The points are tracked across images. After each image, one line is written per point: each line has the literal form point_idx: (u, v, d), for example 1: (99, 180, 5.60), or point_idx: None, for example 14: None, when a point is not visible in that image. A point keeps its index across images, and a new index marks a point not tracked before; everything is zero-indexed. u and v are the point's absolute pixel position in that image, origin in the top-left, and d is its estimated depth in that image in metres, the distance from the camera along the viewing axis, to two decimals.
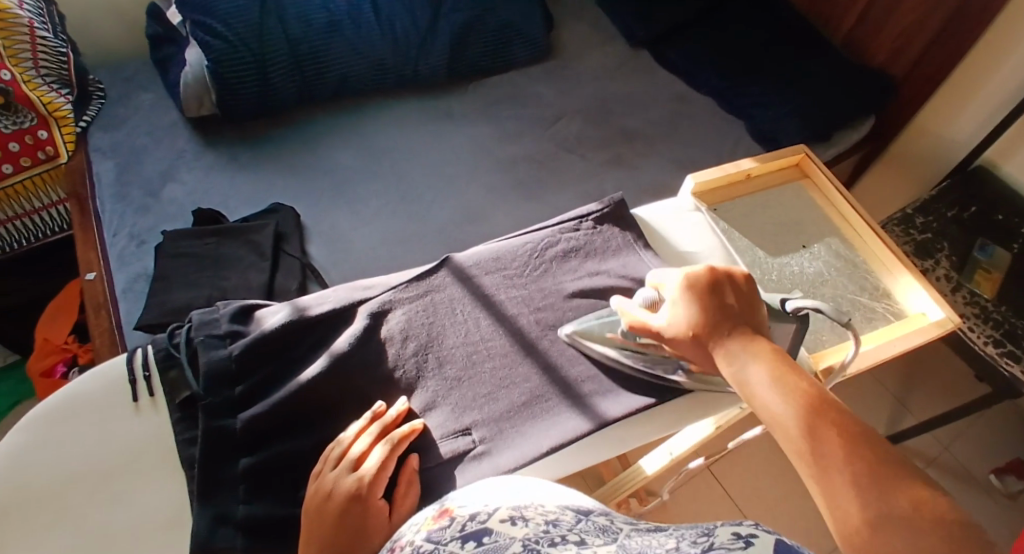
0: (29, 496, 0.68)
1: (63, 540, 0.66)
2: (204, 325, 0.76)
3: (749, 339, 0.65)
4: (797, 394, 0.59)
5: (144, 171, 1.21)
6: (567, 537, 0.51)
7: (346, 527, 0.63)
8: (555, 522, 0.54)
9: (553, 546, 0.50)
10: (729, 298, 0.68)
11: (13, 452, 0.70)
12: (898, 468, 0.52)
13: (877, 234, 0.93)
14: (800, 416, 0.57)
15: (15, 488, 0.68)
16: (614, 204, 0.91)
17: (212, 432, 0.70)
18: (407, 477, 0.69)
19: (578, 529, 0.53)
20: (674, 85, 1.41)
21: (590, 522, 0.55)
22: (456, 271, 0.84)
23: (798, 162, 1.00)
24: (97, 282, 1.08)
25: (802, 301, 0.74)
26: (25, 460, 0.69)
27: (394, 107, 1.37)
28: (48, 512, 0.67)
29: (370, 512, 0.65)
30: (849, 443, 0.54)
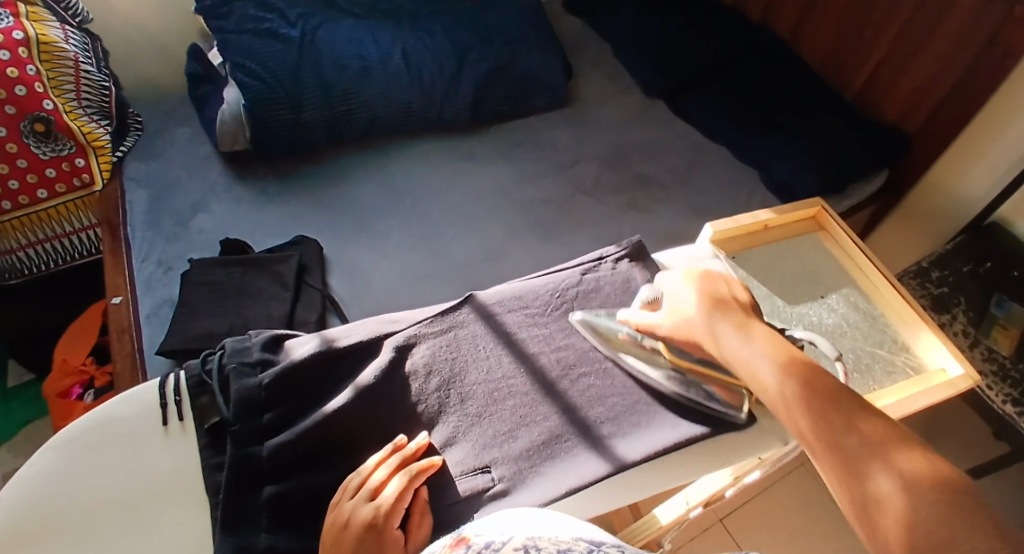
0: (53, 515, 0.68)
1: None
2: (237, 352, 0.77)
3: (743, 318, 0.71)
4: (776, 358, 0.64)
5: (176, 201, 1.24)
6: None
7: None
8: (567, 551, 0.54)
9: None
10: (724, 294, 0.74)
11: (41, 471, 0.71)
12: (865, 416, 0.58)
13: (896, 287, 0.94)
14: (779, 378, 0.63)
15: (41, 507, 0.69)
16: (634, 248, 0.93)
17: (238, 460, 0.71)
18: (420, 509, 0.69)
19: None
20: (691, 135, 1.44)
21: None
22: (479, 308, 0.86)
23: (815, 214, 1.02)
24: (122, 307, 1.10)
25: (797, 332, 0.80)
26: (52, 480, 0.70)
27: (418, 148, 1.40)
28: (72, 532, 0.68)
29: (386, 542, 0.65)
30: (825, 394, 0.60)
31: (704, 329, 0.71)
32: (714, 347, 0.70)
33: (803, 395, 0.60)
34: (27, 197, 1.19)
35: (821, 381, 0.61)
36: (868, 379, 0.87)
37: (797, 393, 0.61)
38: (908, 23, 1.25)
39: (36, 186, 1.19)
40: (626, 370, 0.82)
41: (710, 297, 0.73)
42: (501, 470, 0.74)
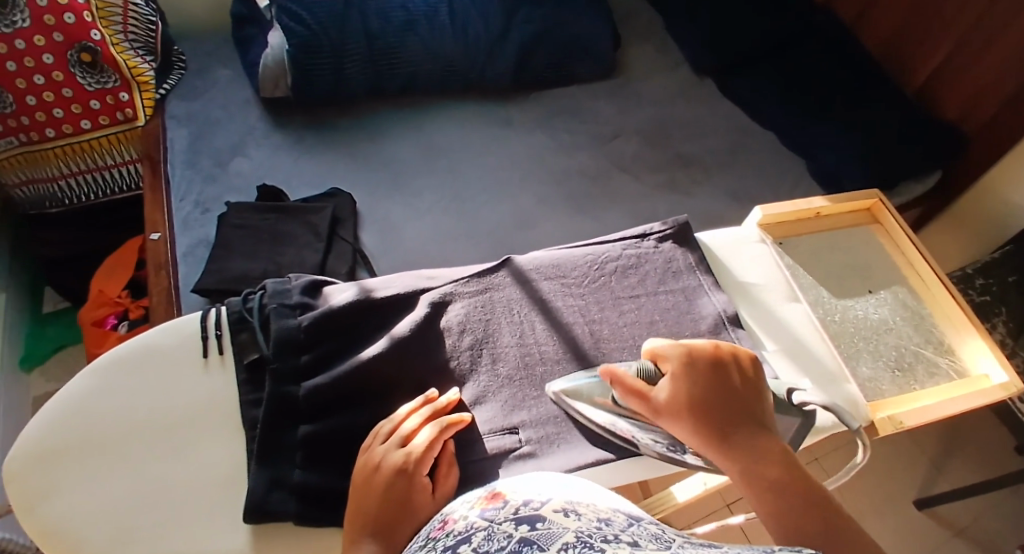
0: (87, 436, 0.69)
1: (115, 482, 0.67)
2: (277, 293, 0.75)
3: (744, 408, 0.66)
4: (758, 447, 0.64)
5: (216, 143, 1.25)
6: (620, 536, 0.51)
7: (390, 501, 0.63)
8: (607, 520, 0.54)
9: (607, 540, 0.49)
10: (733, 379, 0.68)
11: (79, 392, 0.71)
12: (808, 495, 0.60)
13: (947, 285, 0.90)
14: (758, 463, 0.62)
15: (76, 427, 0.70)
16: (678, 226, 0.91)
17: (276, 398, 0.70)
18: (447, 461, 0.69)
19: (631, 531, 0.53)
20: (737, 117, 1.41)
21: (643, 528, 0.54)
22: (517, 272, 0.85)
23: (871, 207, 0.98)
24: (160, 244, 1.12)
25: (808, 395, 0.74)
26: (89, 401, 0.71)
27: (457, 108, 1.38)
28: (106, 451, 0.69)
29: (414, 489, 0.64)
30: (782, 473, 0.62)
31: (700, 408, 0.66)
32: (703, 429, 0.65)
33: (773, 478, 0.61)
34: (70, 127, 1.19)
35: (793, 473, 0.62)
36: (909, 378, 0.85)
37: (759, 469, 0.62)
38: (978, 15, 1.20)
39: (79, 117, 1.19)
40: None
41: (712, 382, 0.67)
42: (533, 431, 0.74)
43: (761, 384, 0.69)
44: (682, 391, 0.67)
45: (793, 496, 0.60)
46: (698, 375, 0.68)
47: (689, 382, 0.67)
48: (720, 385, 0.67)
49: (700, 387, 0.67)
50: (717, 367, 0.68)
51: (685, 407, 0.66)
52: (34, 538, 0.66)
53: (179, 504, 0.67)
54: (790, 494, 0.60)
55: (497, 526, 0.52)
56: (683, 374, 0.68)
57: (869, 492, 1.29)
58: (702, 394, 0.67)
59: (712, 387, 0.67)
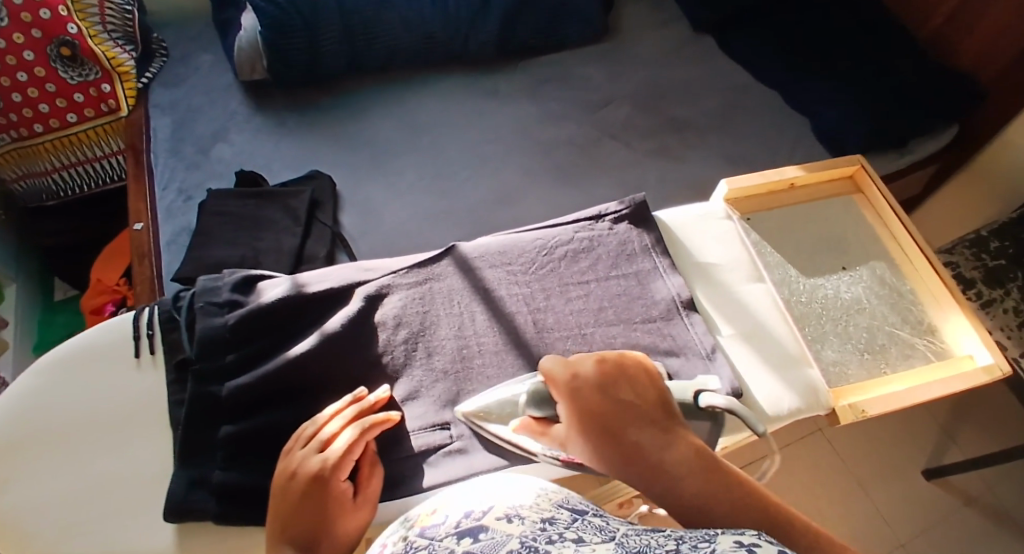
0: (29, 436, 0.71)
1: (55, 480, 0.69)
2: (206, 292, 0.76)
3: (636, 418, 0.61)
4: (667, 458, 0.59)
5: (198, 129, 1.25)
6: (565, 536, 0.50)
7: (308, 511, 0.62)
8: (550, 520, 0.53)
9: (552, 544, 0.48)
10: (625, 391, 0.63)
11: (22, 394, 0.74)
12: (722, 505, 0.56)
13: (931, 263, 0.84)
14: (672, 480, 0.58)
15: (21, 427, 0.72)
16: (636, 205, 0.86)
17: (197, 398, 0.71)
18: (367, 465, 0.69)
19: (575, 527, 0.52)
20: (735, 75, 1.33)
21: (586, 522, 0.53)
22: (461, 260, 0.82)
23: (853, 173, 0.91)
24: (143, 234, 1.16)
25: (717, 398, 0.67)
26: (32, 402, 0.73)
27: (439, 81, 1.34)
28: (47, 451, 0.71)
29: (334, 496, 0.64)
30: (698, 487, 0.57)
31: (592, 429, 0.61)
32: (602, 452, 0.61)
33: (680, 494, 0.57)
34: (57, 121, 1.21)
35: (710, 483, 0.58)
36: (880, 362, 0.79)
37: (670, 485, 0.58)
38: None
39: (65, 110, 1.21)
40: (607, 338, 0.78)
41: (602, 393, 0.63)
42: (464, 429, 0.73)
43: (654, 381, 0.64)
44: (578, 419, 0.62)
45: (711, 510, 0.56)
46: (589, 396, 0.63)
47: (580, 402, 0.63)
48: (610, 398, 0.62)
49: (592, 405, 0.62)
50: (607, 379, 0.63)
51: (578, 434, 0.62)
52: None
53: (114, 500, 0.69)
54: (712, 498, 0.57)
55: (439, 543, 0.51)
56: (571, 399, 0.63)
57: (876, 469, 1.22)
58: (595, 413, 0.62)
59: (605, 405, 0.62)
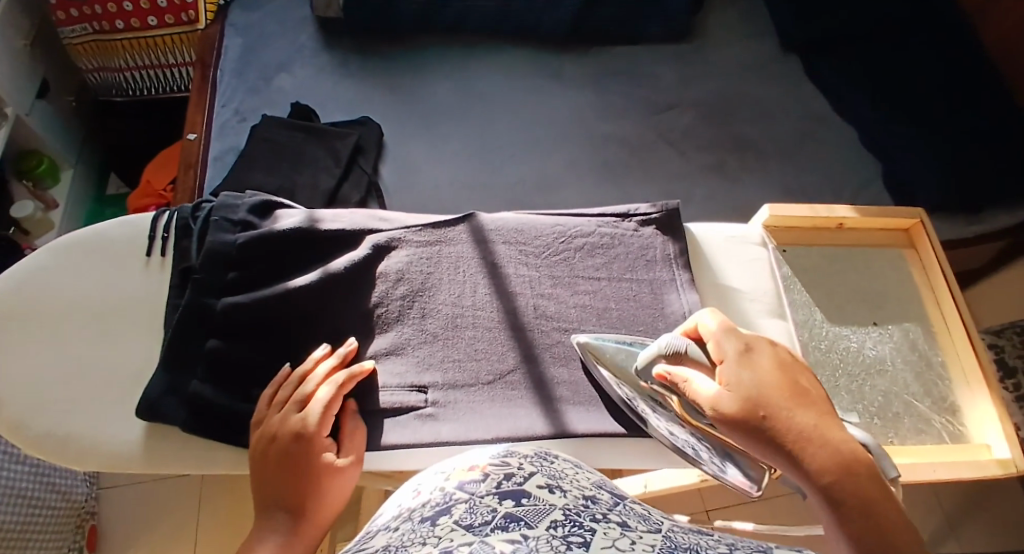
0: (30, 308, 0.72)
1: (43, 352, 0.71)
2: (224, 207, 0.75)
3: (806, 402, 0.57)
4: (829, 447, 0.54)
5: (265, 54, 1.26)
6: (608, 516, 0.43)
7: (293, 471, 0.62)
8: (592, 498, 0.46)
9: (595, 520, 0.42)
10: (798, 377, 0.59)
11: (30, 268, 0.74)
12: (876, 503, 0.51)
13: (973, 340, 0.76)
14: (830, 468, 0.53)
15: (22, 297, 0.72)
16: (667, 212, 0.83)
17: (192, 307, 0.70)
18: (348, 419, 0.68)
19: (617, 511, 0.44)
20: (814, 102, 1.26)
21: (629, 507, 0.46)
22: (476, 230, 0.80)
23: (910, 228, 0.84)
24: (195, 144, 1.18)
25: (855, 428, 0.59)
26: (38, 278, 0.73)
27: (510, 52, 1.33)
28: (42, 326, 0.72)
29: (316, 456, 0.64)
30: (854, 482, 0.52)
31: (755, 398, 0.56)
32: (759, 418, 0.55)
33: (840, 480, 0.52)
34: (138, 21, 1.25)
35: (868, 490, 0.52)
36: (888, 430, 0.73)
37: (824, 470, 0.53)
38: None
39: (147, 13, 1.25)
40: None
41: (763, 367, 0.59)
42: (441, 399, 0.71)
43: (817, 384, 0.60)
44: (743, 390, 0.57)
45: (864, 510, 0.50)
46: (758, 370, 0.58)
47: (749, 369, 0.58)
48: (782, 373, 0.58)
49: (764, 373, 0.58)
50: (781, 361, 0.60)
51: (737, 394, 0.57)
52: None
53: (97, 387, 0.70)
54: (870, 506, 0.51)
55: (481, 498, 0.44)
56: (745, 361, 0.59)
57: None
58: (764, 382, 0.57)
59: (771, 378, 0.57)
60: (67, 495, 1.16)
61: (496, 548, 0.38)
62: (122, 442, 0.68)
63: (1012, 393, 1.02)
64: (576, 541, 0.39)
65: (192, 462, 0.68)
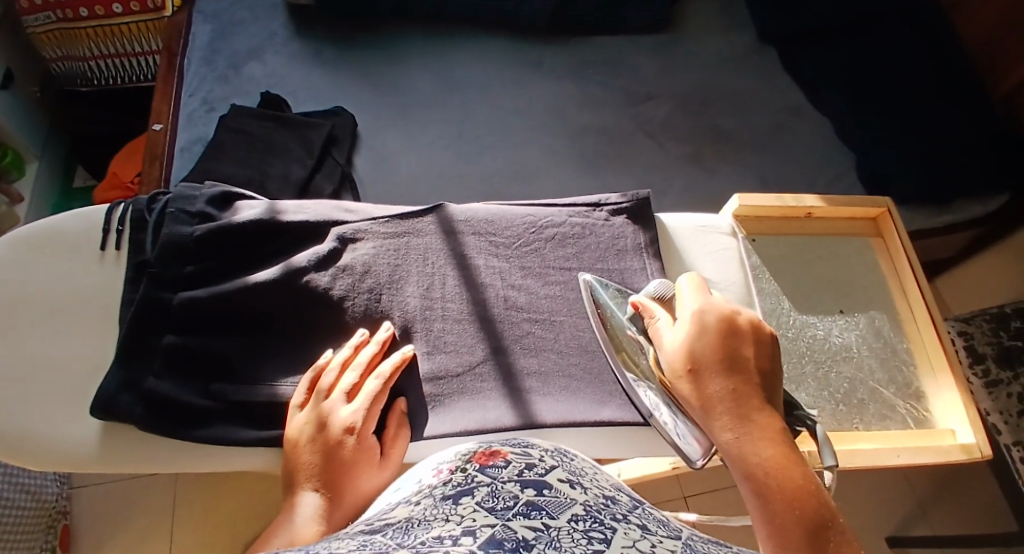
0: None
1: None
2: (181, 198, 0.73)
3: (749, 384, 0.56)
4: (763, 435, 0.54)
5: (234, 43, 1.24)
6: (629, 518, 0.44)
7: (332, 462, 0.62)
8: (611, 498, 0.47)
9: (615, 520, 0.43)
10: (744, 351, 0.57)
11: None
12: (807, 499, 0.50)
13: (936, 326, 0.77)
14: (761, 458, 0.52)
15: None
16: (637, 201, 0.83)
17: (147, 301, 0.69)
18: (396, 420, 0.69)
19: (636, 513, 0.46)
20: (788, 94, 1.27)
21: (646, 512, 0.47)
22: (445, 220, 0.80)
23: (877, 216, 0.84)
24: (160, 135, 1.15)
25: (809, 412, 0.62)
26: None
27: (485, 42, 1.32)
28: None
29: (360, 451, 0.64)
30: (785, 474, 0.51)
31: (702, 372, 0.56)
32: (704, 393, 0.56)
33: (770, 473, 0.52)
34: (102, 8, 1.23)
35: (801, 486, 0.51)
36: (854, 417, 0.74)
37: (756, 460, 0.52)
38: None
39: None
40: (574, 329, 0.76)
41: (720, 343, 0.57)
42: (397, 391, 0.71)
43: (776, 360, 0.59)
44: (690, 354, 0.57)
45: (791, 505, 0.50)
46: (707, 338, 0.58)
47: (699, 342, 0.58)
48: (731, 350, 0.57)
49: (713, 347, 0.57)
50: (732, 334, 0.58)
51: (688, 362, 0.57)
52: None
53: (50, 384, 0.68)
54: (784, 478, 0.51)
55: (502, 485, 0.46)
56: (695, 332, 0.58)
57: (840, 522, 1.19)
58: (711, 359, 0.57)
59: (722, 354, 0.57)
60: (37, 495, 1.13)
61: (519, 533, 0.39)
62: (77, 441, 0.66)
63: (981, 380, 1.04)
64: (598, 539, 0.40)
65: (153, 460, 0.66)
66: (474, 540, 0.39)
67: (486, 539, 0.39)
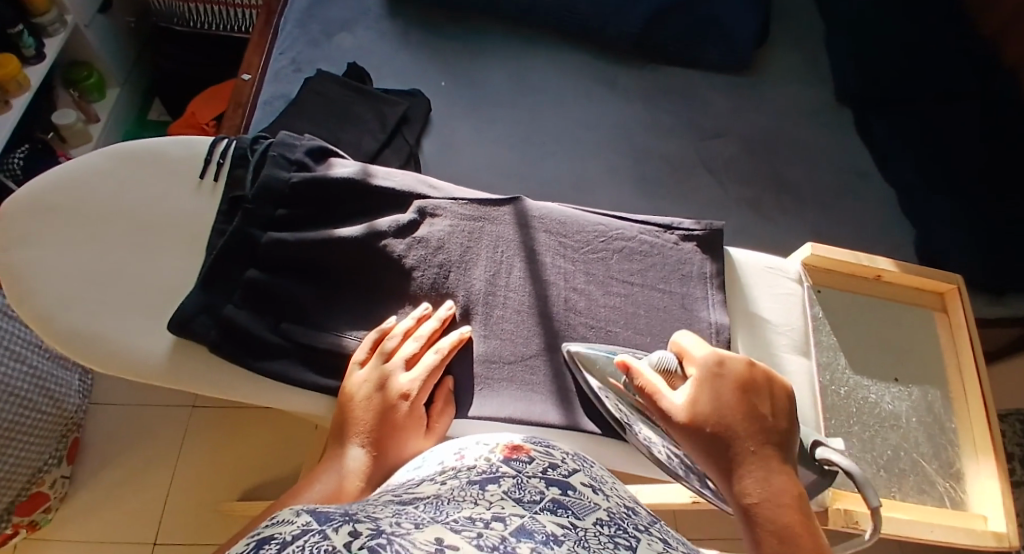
0: (79, 206, 0.73)
1: (84, 252, 0.72)
2: (283, 145, 0.76)
3: (765, 440, 0.54)
4: (776, 490, 0.51)
5: (330, 11, 1.27)
6: (650, 529, 0.43)
7: (382, 425, 0.64)
8: (632, 509, 0.45)
9: (637, 529, 0.41)
10: (764, 407, 0.56)
11: (88, 170, 0.75)
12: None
13: (987, 411, 0.77)
14: (771, 514, 0.50)
15: (75, 195, 0.74)
16: (710, 231, 0.82)
17: (236, 236, 0.71)
18: (444, 396, 0.69)
19: (657, 528, 0.44)
20: (856, 158, 1.26)
21: (666, 530, 0.45)
22: (520, 214, 0.81)
23: (945, 292, 0.84)
24: (247, 85, 1.19)
25: (835, 455, 0.62)
26: (93, 180, 0.75)
27: (568, 54, 1.33)
28: (87, 227, 0.73)
29: (409, 419, 0.65)
30: (798, 530, 0.49)
31: (711, 427, 0.54)
32: (713, 449, 0.54)
33: (780, 530, 0.49)
34: None
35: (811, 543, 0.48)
36: (891, 483, 0.74)
37: (767, 516, 0.50)
38: None
39: None
40: (628, 342, 0.75)
41: (735, 398, 0.56)
42: (449, 371, 0.72)
43: (795, 419, 0.58)
44: (699, 408, 0.56)
45: None
46: (729, 389, 0.56)
47: (712, 393, 0.56)
48: (746, 405, 0.55)
49: (727, 401, 0.56)
50: (749, 389, 0.57)
51: (698, 415, 0.55)
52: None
53: (129, 293, 0.71)
54: (791, 539, 0.48)
55: (527, 479, 0.45)
56: (707, 386, 0.57)
57: None
58: (724, 415, 0.55)
59: (739, 409, 0.55)
60: (59, 403, 1.16)
61: (545, 526, 0.39)
62: (143, 351, 0.69)
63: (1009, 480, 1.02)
64: (622, 543, 0.39)
65: (210, 382, 0.69)
66: (502, 524, 0.39)
67: (515, 528, 0.38)
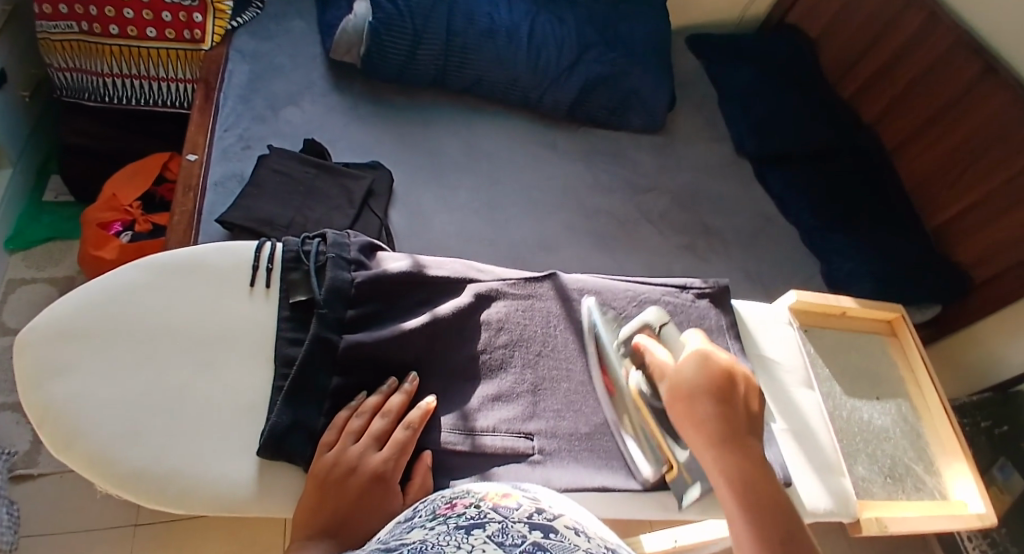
0: (121, 328, 0.69)
1: (136, 379, 0.67)
2: (337, 245, 0.76)
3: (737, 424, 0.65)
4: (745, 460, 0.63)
5: (272, 87, 1.23)
6: None
7: (360, 506, 0.63)
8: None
9: None
10: (736, 389, 0.67)
11: (124, 288, 0.71)
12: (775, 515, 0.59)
13: (947, 414, 0.95)
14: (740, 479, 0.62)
15: (114, 317, 0.69)
16: (718, 288, 0.92)
17: (316, 342, 0.70)
18: (422, 472, 0.68)
19: None
20: (762, 202, 1.44)
21: None
22: (559, 288, 0.84)
23: (891, 319, 1.02)
24: (195, 166, 1.10)
25: None
26: (132, 299, 0.71)
27: (507, 120, 1.38)
28: (135, 351, 0.68)
29: (388, 498, 0.64)
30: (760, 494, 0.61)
31: (694, 406, 0.66)
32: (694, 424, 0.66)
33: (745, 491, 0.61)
34: (135, 30, 1.18)
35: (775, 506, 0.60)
36: (898, 488, 0.89)
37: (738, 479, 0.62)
38: (998, 182, 1.25)
39: (147, 23, 1.18)
40: None
41: (711, 384, 0.67)
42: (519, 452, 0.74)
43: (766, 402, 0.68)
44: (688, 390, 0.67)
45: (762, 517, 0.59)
46: (709, 376, 0.67)
47: (696, 380, 0.67)
48: (720, 391, 0.66)
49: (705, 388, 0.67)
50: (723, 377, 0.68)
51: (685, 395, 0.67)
52: (30, 416, 0.65)
53: (195, 417, 0.67)
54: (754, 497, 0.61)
55: (512, 523, 0.44)
56: (691, 376, 0.68)
57: None
58: (706, 400, 0.66)
59: (715, 394, 0.66)
60: None
61: None
62: (226, 477, 0.66)
63: None
64: None
65: None
66: None
67: None
